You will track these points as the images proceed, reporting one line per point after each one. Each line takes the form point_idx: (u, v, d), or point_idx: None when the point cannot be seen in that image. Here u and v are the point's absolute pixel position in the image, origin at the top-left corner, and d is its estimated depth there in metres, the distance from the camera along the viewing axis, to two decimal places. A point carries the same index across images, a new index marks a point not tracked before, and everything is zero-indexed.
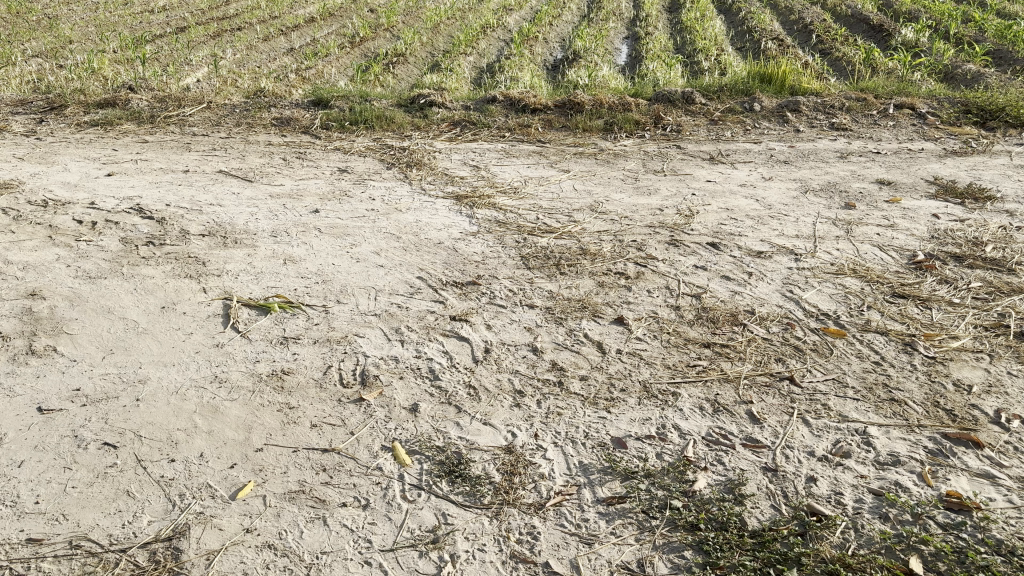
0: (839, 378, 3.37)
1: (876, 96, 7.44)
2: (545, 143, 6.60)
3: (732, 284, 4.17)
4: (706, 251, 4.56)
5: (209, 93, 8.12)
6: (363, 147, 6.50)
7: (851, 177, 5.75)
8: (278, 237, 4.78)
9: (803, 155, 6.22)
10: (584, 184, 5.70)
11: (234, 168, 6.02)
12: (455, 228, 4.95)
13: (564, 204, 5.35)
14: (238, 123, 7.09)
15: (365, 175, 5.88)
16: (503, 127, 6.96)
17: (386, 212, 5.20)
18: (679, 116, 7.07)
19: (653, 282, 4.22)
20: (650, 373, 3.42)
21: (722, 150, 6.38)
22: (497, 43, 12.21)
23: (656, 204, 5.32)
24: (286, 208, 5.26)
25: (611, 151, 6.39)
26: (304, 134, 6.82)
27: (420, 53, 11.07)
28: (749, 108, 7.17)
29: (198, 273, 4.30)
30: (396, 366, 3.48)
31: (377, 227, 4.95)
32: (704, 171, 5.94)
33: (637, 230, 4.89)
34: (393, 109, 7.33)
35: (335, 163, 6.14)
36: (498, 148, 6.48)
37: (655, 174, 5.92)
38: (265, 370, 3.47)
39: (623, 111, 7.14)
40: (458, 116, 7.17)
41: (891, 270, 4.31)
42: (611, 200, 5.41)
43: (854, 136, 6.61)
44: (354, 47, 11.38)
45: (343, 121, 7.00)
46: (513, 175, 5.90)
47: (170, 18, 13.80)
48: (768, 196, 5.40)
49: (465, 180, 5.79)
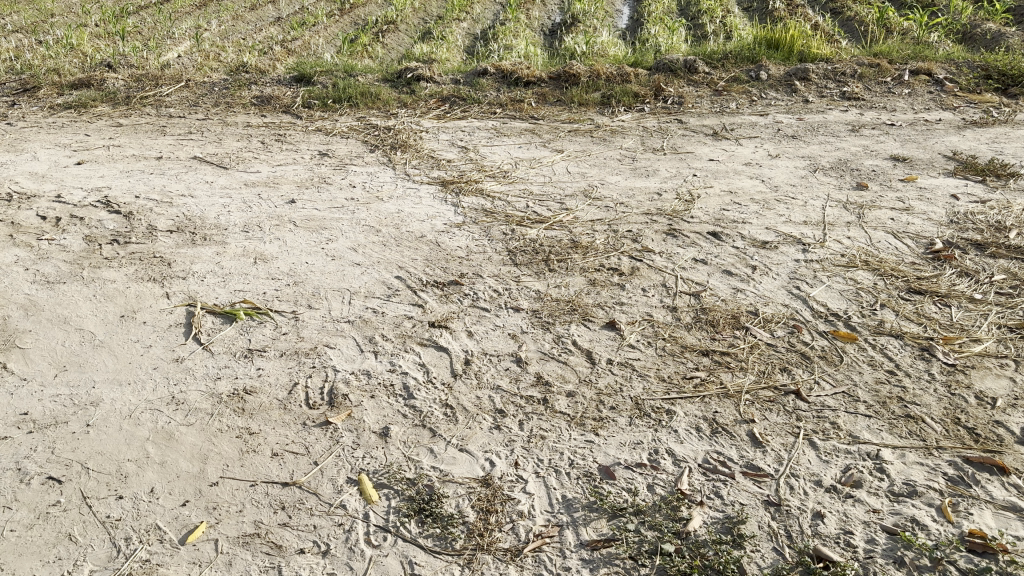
0: (849, 392, 3.09)
1: (890, 60, 7.02)
2: (538, 120, 6.26)
3: (734, 280, 3.87)
4: (706, 242, 4.25)
5: (190, 70, 7.76)
6: (346, 128, 6.18)
7: (863, 153, 5.39)
8: (251, 232, 4.50)
9: (812, 128, 5.86)
10: (578, 167, 5.40)
11: (210, 154, 5.71)
12: (439, 220, 4.67)
13: (556, 190, 5.04)
14: (217, 103, 6.75)
15: (347, 160, 5.58)
16: (494, 102, 6.62)
17: (367, 202, 4.91)
18: (681, 87, 6.68)
19: (648, 280, 3.93)
20: (643, 386, 3.14)
21: (726, 124, 6.02)
22: (492, 7, 11.71)
23: (655, 188, 5.01)
24: (261, 198, 4.97)
25: (608, 128, 6.04)
26: (284, 114, 6.49)
27: (412, 20, 10.62)
28: (755, 77, 6.76)
29: (162, 276, 4.03)
30: (368, 383, 3.22)
31: (356, 219, 4.66)
32: (706, 149, 5.60)
33: (632, 218, 4.59)
34: (379, 85, 6.98)
35: (317, 147, 5.82)
36: (488, 127, 6.16)
37: (654, 153, 5.58)
38: (226, 389, 3.20)
39: (622, 83, 6.76)
40: (448, 91, 6.82)
41: (906, 262, 3.99)
42: (606, 184, 5.10)
43: (866, 106, 6.22)
44: (343, 15, 10.92)
45: (326, 99, 6.66)
46: (503, 157, 5.59)
47: None
48: (774, 176, 5.07)
49: (452, 164, 5.49)
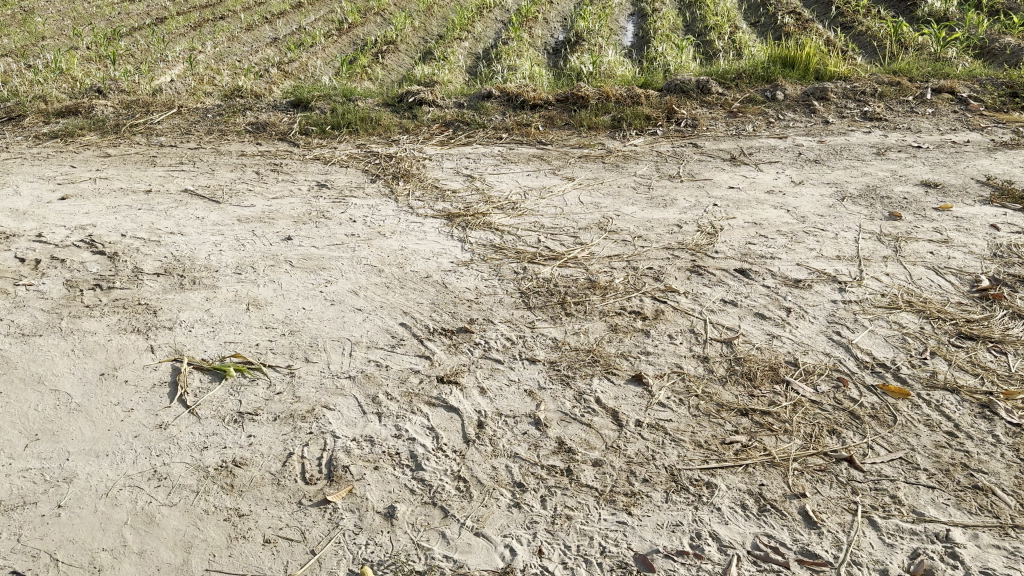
0: (907, 458, 2.77)
1: (910, 78, 6.73)
2: (546, 146, 5.98)
3: (767, 325, 3.56)
4: (734, 281, 3.95)
5: (182, 95, 7.49)
6: (345, 156, 5.89)
7: (892, 178, 5.09)
8: (243, 274, 4.20)
9: (836, 152, 5.57)
10: (591, 196, 5.11)
11: (202, 187, 5.42)
12: (445, 257, 4.37)
13: (568, 222, 4.75)
14: (209, 131, 6.47)
15: (346, 191, 5.29)
16: (499, 126, 6.34)
17: (368, 238, 4.61)
18: (694, 108, 6.41)
19: (674, 325, 3.62)
20: (678, 453, 2.82)
21: (744, 148, 5.73)
22: (494, 25, 11.46)
23: (674, 219, 4.71)
24: (255, 235, 4.68)
25: (620, 154, 5.75)
26: (281, 141, 6.21)
27: (412, 39, 10.36)
28: (771, 97, 6.48)
29: (147, 327, 3.73)
30: (371, 451, 2.90)
31: (356, 258, 4.36)
32: (725, 175, 5.31)
33: (652, 254, 4.29)
34: (379, 110, 6.71)
35: (314, 177, 5.54)
36: (494, 154, 5.87)
37: (670, 180, 5.29)
38: (214, 462, 2.90)
39: (632, 105, 6.47)
40: (451, 115, 6.54)
41: (952, 302, 3.69)
42: (621, 215, 4.81)
43: (890, 127, 5.94)
44: (342, 34, 10.66)
45: (325, 125, 6.38)
46: (511, 186, 5.31)
47: (150, 7, 13.01)
48: (800, 206, 4.77)
49: (457, 195, 5.20)
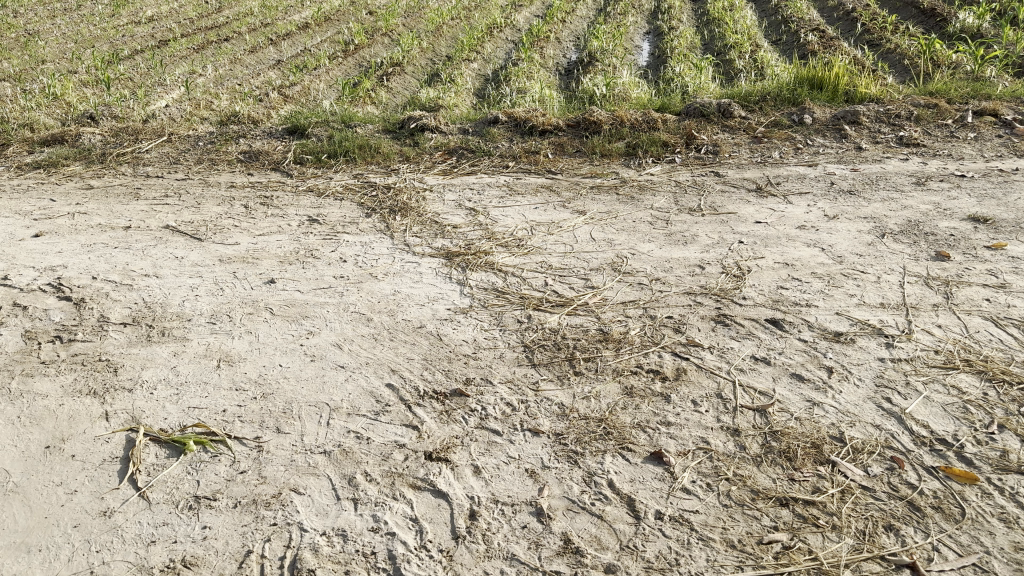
0: (983, 565, 2.32)
1: (948, 100, 6.27)
2: (556, 175, 5.57)
3: (806, 389, 3.12)
4: (765, 333, 3.50)
5: (175, 122, 7.17)
6: (340, 187, 5.52)
7: (935, 211, 4.64)
8: (218, 324, 3.81)
9: (871, 181, 5.13)
10: (604, 232, 4.68)
11: (185, 223, 5.06)
12: (442, 303, 3.95)
13: (579, 262, 4.33)
14: (199, 161, 6.12)
15: (338, 227, 4.90)
16: (506, 154, 5.95)
17: (358, 280, 4.20)
18: (715, 133, 5.98)
19: (698, 387, 3.17)
20: (707, 557, 2.38)
21: (770, 177, 5.29)
22: (504, 45, 11.12)
23: (695, 259, 4.27)
24: (236, 278, 4.29)
25: (635, 183, 5.33)
26: (273, 171, 5.85)
27: (419, 61, 10.04)
28: (798, 121, 6.05)
29: (104, 389, 3.33)
30: (344, 549, 2.47)
31: (343, 304, 3.95)
32: (751, 208, 4.87)
33: (672, 300, 3.85)
34: (379, 137, 6.34)
35: (305, 211, 5.16)
36: (499, 184, 5.48)
37: (689, 213, 4.85)
38: (160, 561, 2.48)
39: (648, 130, 6.05)
40: (454, 143, 6.17)
41: (1018, 361, 3.24)
42: (637, 254, 4.38)
43: (929, 153, 5.48)
44: (347, 56, 10.35)
45: (320, 154, 6.02)
46: (517, 221, 4.89)
47: (156, 29, 12.81)
48: (835, 244, 4.32)
49: (458, 230, 4.79)
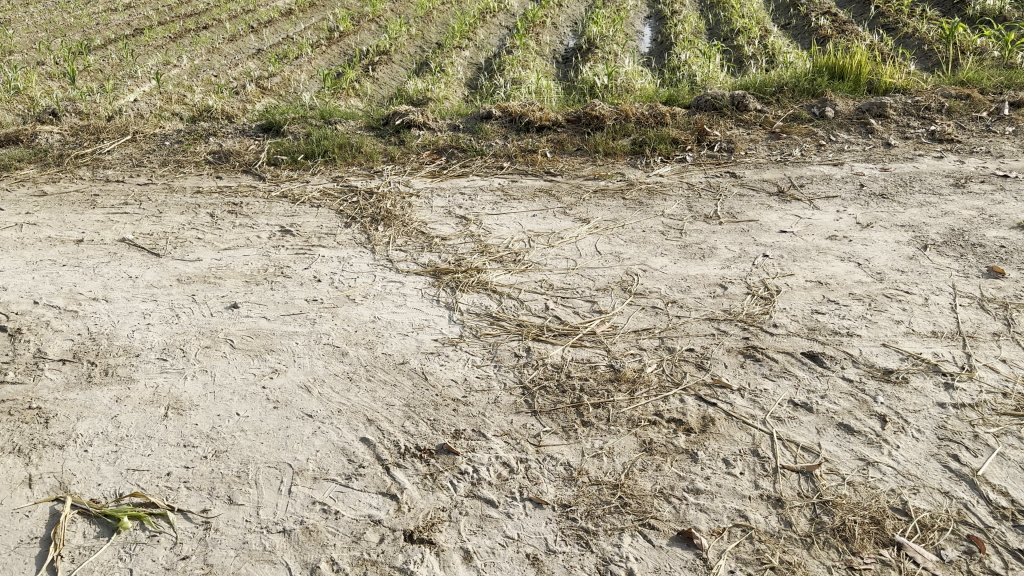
0: None
1: (981, 90, 5.75)
2: (555, 177, 5.09)
3: (857, 444, 2.64)
4: (803, 371, 3.02)
5: (143, 119, 6.64)
6: (318, 192, 5.02)
7: (981, 218, 4.15)
8: (169, 361, 3.35)
9: (904, 183, 4.64)
10: (611, 244, 4.19)
11: (143, 235, 4.57)
12: (428, 332, 3.46)
13: (584, 281, 3.84)
14: (165, 163, 5.61)
15: (313, 239, 4.41)
16: (500, 154, 5.45)
17: (333, 304, 3.72)
18: (728, 128, 5.47)
19: (729, 442, 2.69)
20: None
21: (792, 178, 4.80)
22: (498, 32, 10.56)
23: (715, 277, 3.78)
24: (195, 302, 3.83)
25: (643, 187, 4.83)
26: (245, 175, 5.35)
27: (408, 49, 9.49)
28: (818, 114, 5.55)
29: (31, 446, 2.87)
30: None
31: (314, 335, 3.47)
32: (773, 215, 4.38)
33: (691, 328, 3.36)
34: (362, 134, 5.81)
35: (278, 221, 4.67)
36: (493, 189, 4.99)
37: (705, 221, 4.36)
38: None
39: (656, 125, 5.54)
40: (444, 141, 5.66)
41: None
42: (649, 270, 3.89)
43: (965, 150, 4.99)
44: (332, 44, 9.80)
45: (297, 155, 5.51)
46: (514, 232, 4.40)
47: (132, 17, 12.21)
48: (872, 258, 3.84)
49: (447, 244, 4.30)
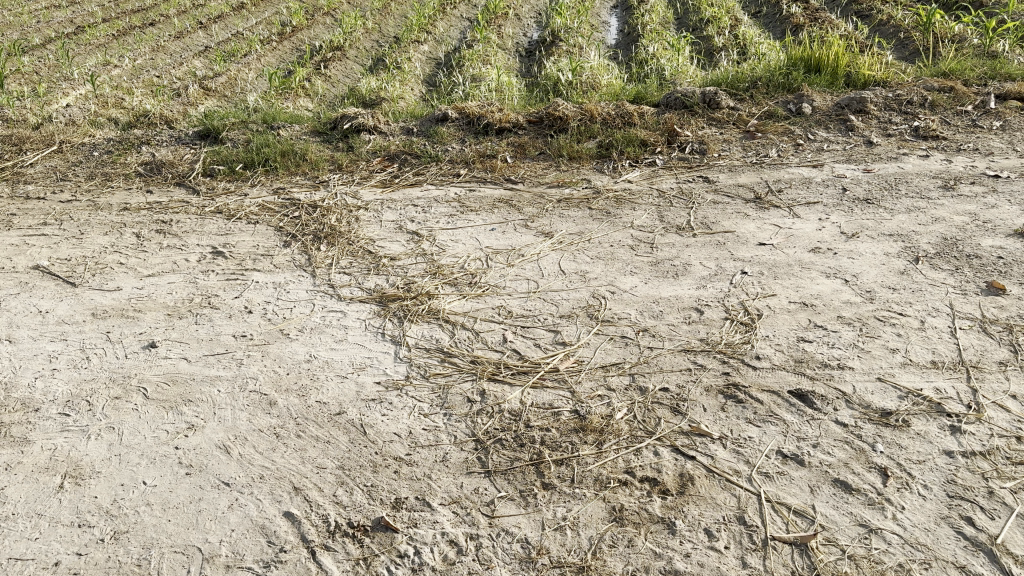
0: None
1: (964, 81, 5.44)
2: (515, 185, 4.71)
3: (857, 507, 2.30)
4: (791, 415, 2.67)
5: (72, 127, 6.14)
6: (257, 207, 4.60)
7: (975, 225, 3.83)
8: (72, 416, 2.93)
9: (889, 185, 4.32)
10: (576, 261, 3.83)
11: (59, 261, 4.12)
12: (371, 373, 3.06)
13: (545, 306, 3.47)
14: (91, 176, 5.15)
15: (248, 263, 3.99)
16: (456, 159, 5.06)
17: (264, 341, 3.31)
18: (700, 128, 5.12)
19: (710, 507, 2.34)
20: None
21: (769, 183, 4.45)
22: (458, 23, 10.13)
23: (690, 299, 3.43)
24: (108, 341, 3.40)
25: (610, 195, 4.47)
26: (178, 189, 4.91)
27: (364, 44, 9.03)
28: (795, 111, 5.21)
29: None
30: None
31: (240, 380, 3.06)
32: (751, 225, 4.03)
33: (665, 362, 3.00)
34: (307, 140, 5.39)
35: (209, 241, 4.25)
36: (448, 199, 4.59)
37: (678, 233, 4.01)
38: None
39: (623, 125, 5.18)
40: (396, 146, 5.25)
41: None
42: (618, 293, 3.53)
43: (952, 147, 4.67)
44: (283, 40, 9.30)
45: (235, 165, 5.08)
46: (470, 249, 4.02)
47: (74, 13, 11.58)
48: (860, 273, 3.50)
49: (396, 264, 3.90)
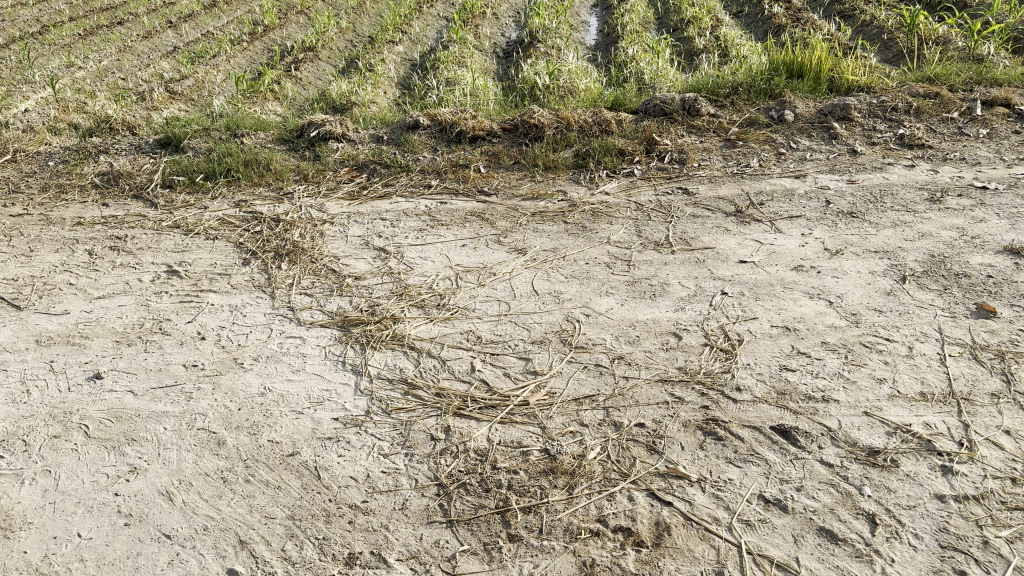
0: None
1: (950, 87, 5.32)
2: (488, 197, 4.53)
3: (843, 560, 2.15)
4: (774, 455, 2.51)
5: (28, 134, 5.89)
6: (217, 222, 4.39)
7: (963, 240, 3.70)
8: (5, 459, 2.73)
9: (874, 197, 4.17)
10: (549, 281, 3.65)
11: (5, 281, 3.90)
12: (329, 408, 2.87)
13: (516, 331, 3.29)
14: (45, 187, 4.91)
15: (204, 283, 3.79)
16: (427, 169, 4.87)
17: (216, 372, 3.12)
18: (679, 135, 4.97)
19: (687, 561, 2.18)
20: None
21: (750, 195, 4.30)
22: (435, 23, 9.93)
23: (668, 322, 3.26)
24: (51, 371, 3.19)
25: (586, 208, 4.30)
26: (135, 202, 4.69)
27: (337, 44, 8.80)
28: (777, 118, 5.06)
29: None
30: None
31: (188, 417, 2.87)
32: (731, 240, 3.88)
33: (641, 394, 2.83)
34: (273, 149, 5.18)
35: (165, 259, 4.04)
36: (418, 212, 4.41)
37: (656, 250, 3.84)
38: None
39: (600, 132, 5.01)
40: (365, 155, 5.05)
41: None
42: (593, 316, 3.35)
43: (938, 156, 4.54)
44: (254, 40, 9.06)
45: (196, 175, 4.87)
46: (439, 267, 3.84)
47: (39, 10, 11.26)
48: (846, 294, 3.35)
49: (361, 284, 3.71)
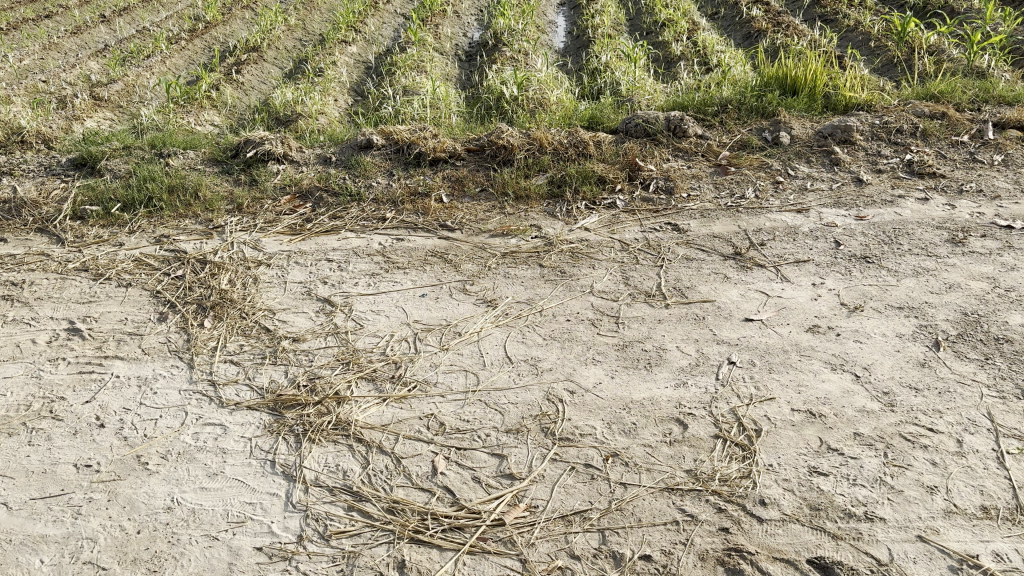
0: None
1: (955, 106, 4.87)
2: (450, 232, 3.95)
3: None
4: None
5: None
6: (134, 263, 3.74)
7: (997, 293, 3.23)
8: None
9: (889, 237, 3.70)
10: (525, 343, 3.09)
11: None
12: (253, 531, 2.28)
13: (487, 414, 2.72)
14: None
15: (111, 347, 3.15)
16: (380, 196, 4.28)
17: (114, 476, 2.50)
18: (664, 160, 4.45)
19: None
20: None
21: (749, 232, 3.80)
22: (392, 20, 9.27)
23: (668, 402, 2.73)
24: None
25: (564, 247, 3.76)
26: (38, 237, 4.02)
27: (285, 42, 8.10)
28: (771, 140, 4.57)
29: None
30: None
31: (72, 548, 2.26)
32: (733, 290, 3.36)
33: (644, 510, 2.30)
34: (203, 172, 4.53)
35: (66, 313, 3.38)
36: (370, 251, 3.81)
37: (647, 302, 3.31)
38: None
39: (577, 154, 4.46)
40: (310, 179, 4.44)
41: None
42: (578, 392, 2.81)
43: (953, 187, 4.08)
44: (194, 37, 8.31)
45: (112, 205, 4.20)
46: (394, 324, 3.25)
47: None
48: (874, 365, 2.85)
49: (301, 347, 3.12)
